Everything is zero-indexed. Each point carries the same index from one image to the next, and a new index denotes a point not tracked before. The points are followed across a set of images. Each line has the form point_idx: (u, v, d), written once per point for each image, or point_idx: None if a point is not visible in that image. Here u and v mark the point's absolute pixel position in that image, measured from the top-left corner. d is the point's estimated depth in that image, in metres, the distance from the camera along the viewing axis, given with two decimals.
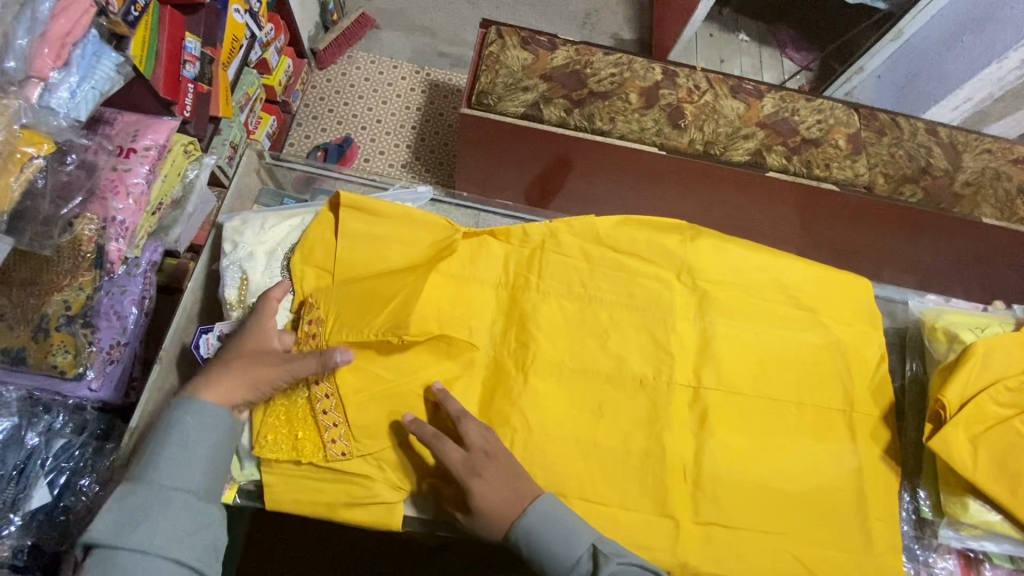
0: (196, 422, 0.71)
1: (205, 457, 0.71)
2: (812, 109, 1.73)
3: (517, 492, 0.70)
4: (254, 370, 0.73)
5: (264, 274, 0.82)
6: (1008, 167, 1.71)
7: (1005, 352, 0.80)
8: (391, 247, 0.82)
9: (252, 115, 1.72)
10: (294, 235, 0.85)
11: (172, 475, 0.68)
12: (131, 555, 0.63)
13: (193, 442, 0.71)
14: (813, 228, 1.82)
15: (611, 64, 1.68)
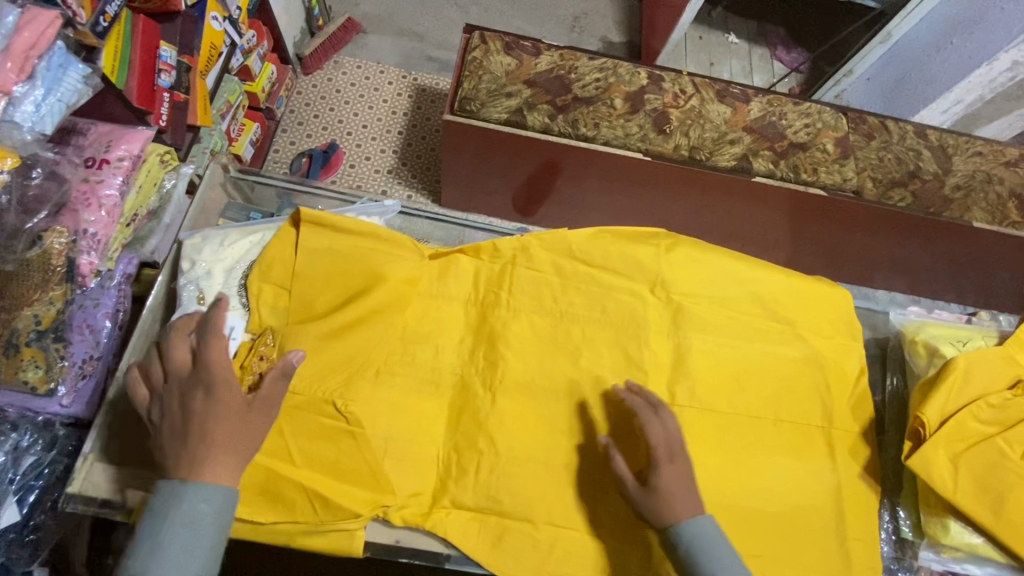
0: (194, 510, 0.62)
1: (189, 562, 0.61)
2: (799, 112, 1.70)
3: (683, 498, 0.67)
4: (239, 440, 0.66)
5: (220, 294, 0.78)
6: (999, 170, 1.68)
7: (988, 367, 0.77)
8: (347, 278, 0.79)
9: (234, 122, 1.71)
10: (254, 252, 0.81)
11: (168, 567, 0.60)
12: None
13: (177, 544, 0.61)
14: (802, 232, 1.80)
15: (596, 69, 1.66)
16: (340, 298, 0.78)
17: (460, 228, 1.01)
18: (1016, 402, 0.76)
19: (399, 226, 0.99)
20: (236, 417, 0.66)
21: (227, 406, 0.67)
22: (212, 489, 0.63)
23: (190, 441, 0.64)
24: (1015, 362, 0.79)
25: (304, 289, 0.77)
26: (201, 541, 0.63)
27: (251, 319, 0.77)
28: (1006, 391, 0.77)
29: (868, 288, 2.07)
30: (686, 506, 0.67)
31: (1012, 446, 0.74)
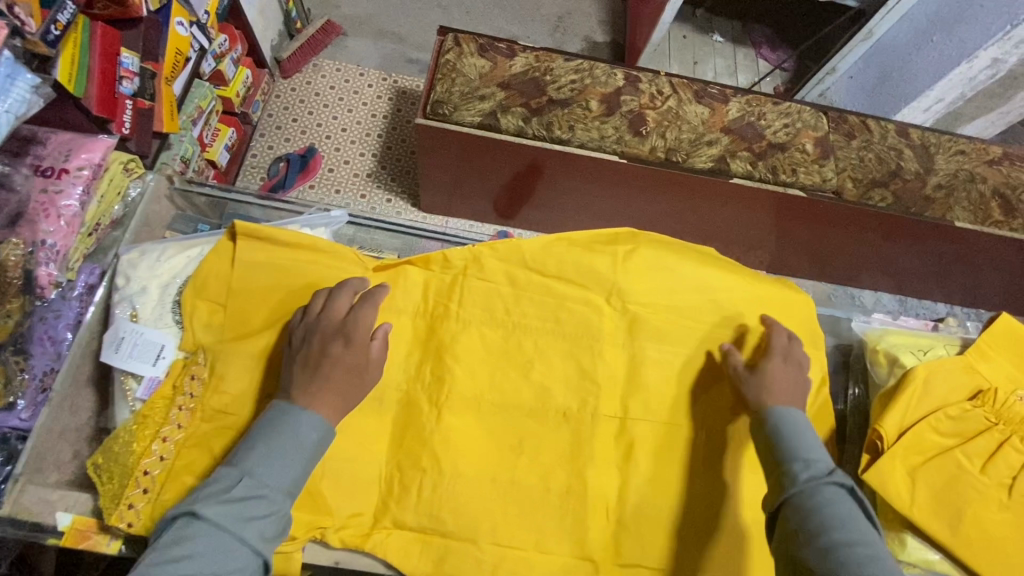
0: (295, 427, 0.65)
1: (284, 476, 0.63)
2: (779, 112, 1.67)
3: (778, 398, 0.73)
4: (352, 377, 0.70)
5: (154, 311, 0.76)
6: (981, 168, 1.64)
7: (948, 377, 0.76)
8: (285, 292, 0.77)
9: (208, 128, 1.68)
10: (191, 267, 0.79)
11: (262, 469, 0.62)
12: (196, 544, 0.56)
13: (278, 451, 0.63)
14: (786, 233, 1.77)
15: (571, 71, 1.64)
16: (276, 313, 0.76)
17: (414, 239, 1.00)
18: (975, 413, 0.75)
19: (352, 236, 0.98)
20: (363, 351, 0.72)
21: (356, 349, 0.72)
22: (318, 420, 0.66)
23: (317, 372, 0.69)
24: (975, 371, 0.78)
25: (241, 301, 0.76)
26: (297, 459, 0.64)
27: (185, 336, 0.74)
28: (966, 401, 0.76)
29: (854, 288, 2.03)
30: (785, 400, 0.73)
31: (971, 459, 0.73)
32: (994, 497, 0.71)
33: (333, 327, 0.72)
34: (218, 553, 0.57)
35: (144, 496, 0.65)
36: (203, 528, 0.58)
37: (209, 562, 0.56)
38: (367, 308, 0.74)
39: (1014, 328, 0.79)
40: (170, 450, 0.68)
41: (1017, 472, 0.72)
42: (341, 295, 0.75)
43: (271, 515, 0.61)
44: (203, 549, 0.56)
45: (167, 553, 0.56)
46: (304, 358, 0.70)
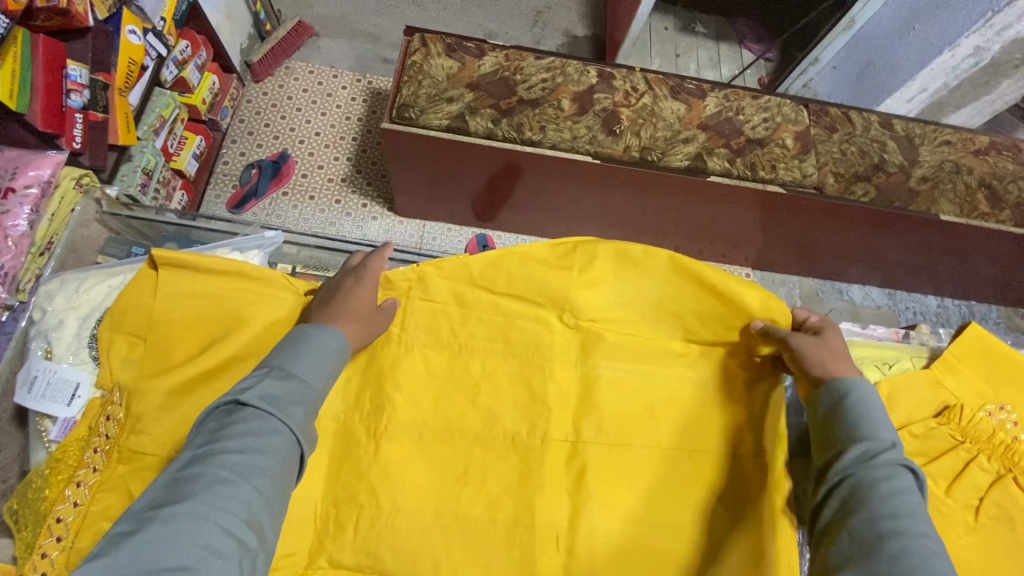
0: (313, 338, 0.67)
1: (311, 373, 0.64)
2: (757, 107, 1.51)
3: (836, 364, 0.73)
4: (358, 314, 0.74)
5: (69, 346, 0.72)
6: (969, 159, 1.50)
7: (911, 392, 0.74)
8: (207, 323, 0.72)
9: (173, 137, 1.59)
10: (114, 296, 0.75)
11: (290, 368, 0.63)
12: (231, 442, 0.55)
13: (304, 353, 0.65)
14: (772, 230, 1.63)
15: (543, 69, 1.49)
16: (200, 344, 0.71)
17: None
18: (940, 430, 0.73)
19: (304, 257, 0.96)
20: (368, 296, 0.76)
21: (366, 293, 0.76)
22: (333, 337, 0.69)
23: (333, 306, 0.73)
24: (941, 386, 0.76)
25: (163, 331, 0.71)
26: (320, 360, 0.66)
27: (100, 372, 0.69)
28: (931, 418, 0.74)
29: (842, 282, 1.88)
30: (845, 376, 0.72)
31: (936, 480, 0.71)
32: (960, 519, 0.69)
33: (349, 276, 0.77)
34: (258, 432, 0.56)
35: (59, 545, 0.61)
36: (241, 416, 0.58)
37: (251, 442, 0.56)
38: (377, 260, 0.80)
39: (983, 339, 0.77)
40: (85, 495, 0.64)
41: (982, 493, 0.71)
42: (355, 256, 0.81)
43: (303, 407, 0.61)
44: (242, 432, 0.56)
45: (208, 444, 0.56)
46: (325, 299, 0.74)
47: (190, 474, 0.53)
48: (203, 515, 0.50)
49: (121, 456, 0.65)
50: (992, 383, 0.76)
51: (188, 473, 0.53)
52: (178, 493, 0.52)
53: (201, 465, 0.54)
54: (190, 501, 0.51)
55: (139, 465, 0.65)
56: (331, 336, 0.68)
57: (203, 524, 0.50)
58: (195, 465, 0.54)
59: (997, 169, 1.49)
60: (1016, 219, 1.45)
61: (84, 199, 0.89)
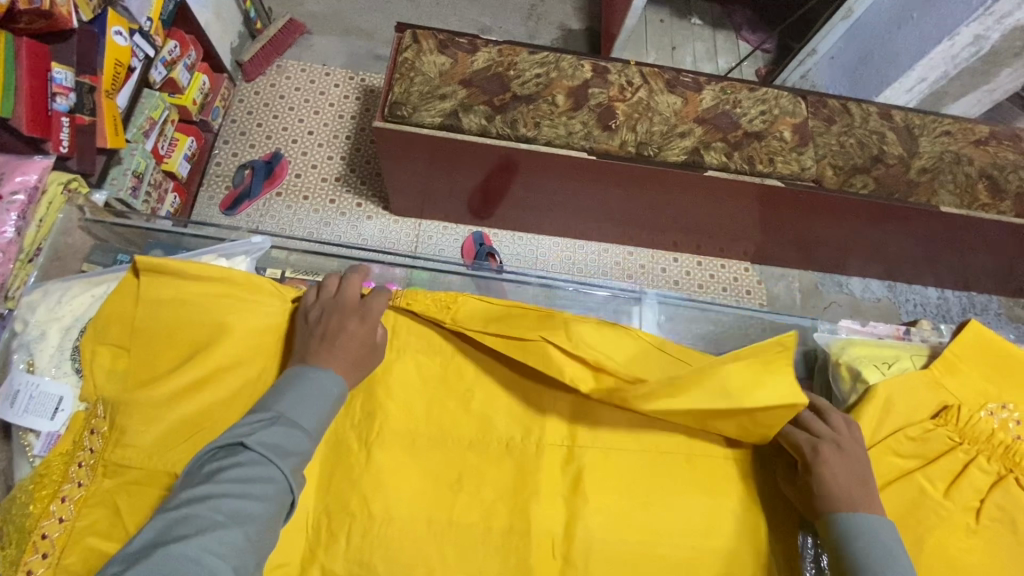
0: (318, 380, 0.66)
1: (312, 419, 0.63)
2: (755, 99, 1.48)
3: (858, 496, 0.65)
4: (356, 352, 0.71)
5: (51, 359, 0.71)
6: (969, 149, 1.48)
7: (909, 394, 0.73)
8: (191, 331, 0.70)
9: (163, 138, 1.56)
10: (96, 307, 0.74)
11: (292, 413, 0.62)
12: (230, 483, 0.54)
13: (304, 396, 0.64)
14: (772, 223, 1.60)
15: (537, 64, 1.46)
16: (183, 352, 0.69)
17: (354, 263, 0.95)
18: (938, 432, 0.71)
19: (295, 262, 0.95)
20: (366, 332, 0.72)
21: (363, 329, 0.73)
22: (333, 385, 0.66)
23: (331, 344, 0.69)
24: (941, 387, 0.74)
25: (147, 340, 0.69)
26: (322, 404, 0.65)
27: (84, 386, 0.68)
28: (929, 420, 0.73)
29: (842, 275, 1.87)
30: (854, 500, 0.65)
31: (934, 481, 0.69)
32: (961, 522, 0.67)
33: (343, 308, 0.73)
34: (255, 477, 0.55)
35: (45, 561, 0.60)
36: (240, 459, 0.56)
37: (248, 487, 0.55)
38: (376, 296, 0.76)
39: (984, 336, 0.75)
40: (71, 510, 0.63)
41: (983, 496, 0.69)
42: (352, 282, 0.76)
43: (299, 454, 0.60)
44: (239, 476, 0.55)
45: (205, 485, 0.55)
46: (315, 333, 0.71)
47: (184, 514, 0.52)
48: (194, 561, 0.49)
49: (105, 469, 0.64)
50: (993, 383, 0.74)
51: (180, 514, 0.52)
52: (170, 534, 0.51)
53: (196, 506, 0.53)
54: (182, 544, 0.50)
55: (124, 478, 0.63)
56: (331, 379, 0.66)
57: (191, 572, 0.48)
58: (188, 505, 0.53)
59: (998, 159, 1.47)
60: (1016, 210, 1.43)
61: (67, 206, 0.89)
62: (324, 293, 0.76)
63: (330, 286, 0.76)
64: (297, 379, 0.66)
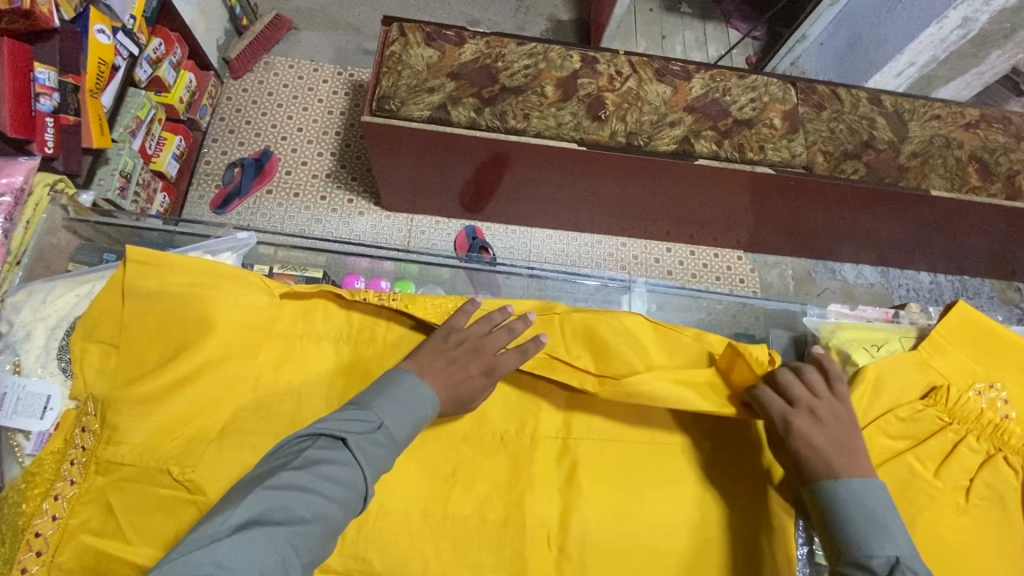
0: (409, 390, 0.65)
1: (403, 428, 0.62)
2: (745, 86, 1.48)
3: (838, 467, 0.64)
4: (455, 386, 0.70)
5: (38, 358, 0.70)
6: (958, 133, 1.48)
7: (898, 374, 0.72)
8: (178, 326, 0.68)
9: (150, 138, 1.55)
10: (82, 305, 0.74)
11: (386, 418, 0.61)
12: (308, 478, 0.54)
13: (403, 406, 0.63)
14: (765, 211, 1.60)
15: (525, 56, 1.45)
16: (170, 348, 0.67)
17: (340, 258, 0.95)
18: (927, 413, 0.71)
19: (283, 257, 0.94)
20: (476, 379, 0.71)
21: (480, 376, 0.71)
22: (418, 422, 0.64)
23: (445, 372, 0.70)
24: (928, 366, 0.73)
25: (130, 336, 0.67)
26: (411, 414, 0.64)
27: (74, 383, 0.67)
28: (918, 401, 0.72)
29: (834, 262, 1.87)
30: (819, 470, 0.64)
31: (924, 462, 0.70)
32: (950, 501, 0.68)
33: (480, 349, 0.73)
34: (342, 483, 0.55)
35: (39, 559, 0.60)
36: (336, 458, 0.56)
37: (335, 491, 0.55)
38: (513, 355, 0.72)
39: (971, 317, 0.75)
40: (63, 508, 0.62)
41: (972, 475, 0.69)
42: (503, 332, 0.74)
43: (386, 465, 0.60)
44: (331, 477, 0.55)
45: (299, 473, 0.55)
46: (445, 355, 0.71)
47: (275, 499, 0.52)
48: (274, 553, 0.50)
49: (97, 467, 0.63)
50: (981, 362, 0.74)
51: (271, 498, 0.52)
52: (259, 517, 0.51)
53: (288, 494, 0.53)
54: (267, 532, 0.50)
55: (116, 476, 0.63)
56: (427, 409, 0.65)
57: (268, 562, 0.49)
58: (279, 492, 0.53)
59: (987, 142, 1.47)
60: (1007, 192, 1.43)
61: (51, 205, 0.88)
62: (481, 327, 0.75)
63: (484, 323, 0.75)
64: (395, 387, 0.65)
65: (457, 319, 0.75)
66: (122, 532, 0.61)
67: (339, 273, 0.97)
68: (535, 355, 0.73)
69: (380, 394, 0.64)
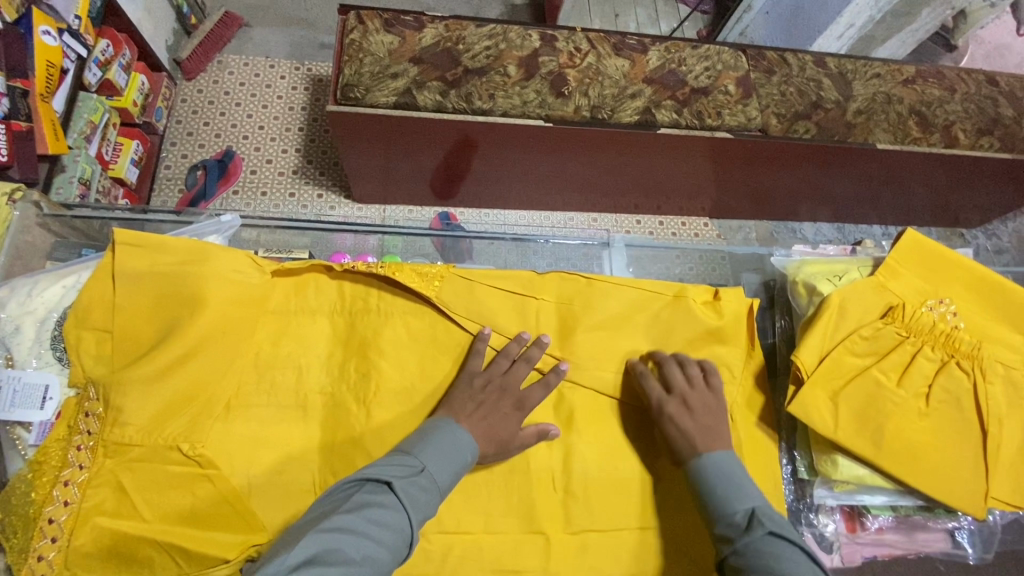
0: (447, 439, 0.65)
1: (446, 473, 0.63)
2: (698, 56, 1.53)
3: (705, 439, 0.72)
4: (492, 428, 0.71)
5: (31, 350, 0.69)
6: (898, 89, 1.57)
7: (859, 298, 0.78)
8: (169, 309, 0.68)
9: (106, 143, 1.50)
10: (70, 296, 0.73)
11: (429, 465, 0.62)
12: (357, 521, 0.53)
13: (445, 454, 0.64)
14: (727, 177, 1.66)
15: (485, 37, 1.46)
16: (164, 330, 0.67)
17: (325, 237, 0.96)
18: (887, 330, 0.78)
19: (265, 240, 0.94)
20: (511, 421, 0.73)
21: (512, 415, 0.73)
22: (457, 466, 0.64)
23: (480, 418, 0.71)
24: (886, 289, 0.80)
25: (124, 321, 0.67)
26: (454, 461, 0.64)
27: (72, 371, 0.66)
28: (878, 320, 0.79)
29: (795, 222, 1.97)
30: (693, 443, 0.72)
31: (887, 374, 0.76)
32: (913, 407, 0.75)
33: (506, 386, 0.74)
34: (391, 525, 0.54)
35: (54, 545, 0.60)
36: (384, 502, 0.56)
37: (383, 534, 0.53)
38: (540, 389, 0.75)
39: (920, 243, 0.82)
40: (75, 493, 0.62)
41: (930, 381, 0.76)
42: (521, 365, 0.76)
43: (429, 510, 0.59)
44: (380, 521, 0.54)
45: (350, 516, 0.54)
46: (475, 400, 0.72)
47: (328, 539, 0.51)
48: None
49: (107, 453, 0.63)
50: (931, 283, 0.81)
51: (326, 538, 0.51)
52: (315, 556, 0.49)
53: (342, 534, 0.52)
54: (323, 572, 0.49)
55: (125, 457, 0.63)
56: (467, 455, 0.66)
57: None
58: (331, 535, 0.51)
59: (924, 96, 1.57)
60: (945, 141, 1.53)
61: (24, 203, 0.85)
62: (495, 363, 0.76)
63: (502, 359, 0.76)
64: (430, 432, 0.66)
65: (474, 360, 0.76)
66: (137, 513, 0.62)
67: (325, 250, 0.99)
68: (558, 383, 0.76)
69: (422, 441, 0.65)
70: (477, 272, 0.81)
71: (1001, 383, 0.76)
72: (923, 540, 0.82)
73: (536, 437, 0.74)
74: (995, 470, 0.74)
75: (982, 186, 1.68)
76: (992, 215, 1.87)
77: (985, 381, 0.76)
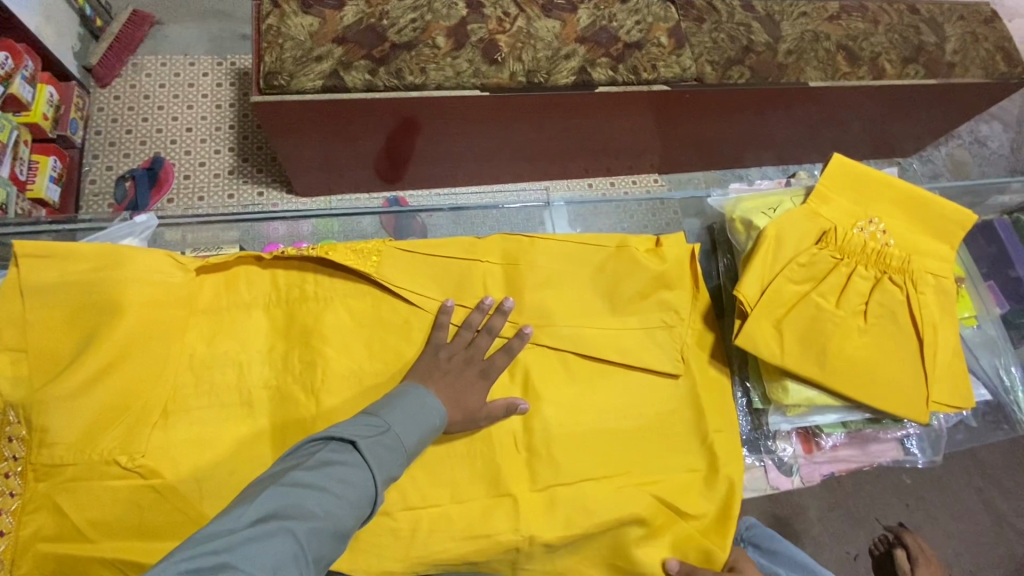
0: (415, 401, 0.64)
1: (413, 434, 0.62)
2: (629, 10, 1.50)
3: None
4: (456, 399, 0.70)
5: None
6: (824, 26, 1.59)
7: (794, 228, 0.80)
8: (84, 317, 0.66)
9: (19, 163, 1.40)
10: None
11: (398, 426, 0.61)
12: (320, 476, 0.51)
13: (412, 415, 0.63)
14: (671, 130, 1.66)
15: (410, 9, 1.39)
16: (81, 341, 0.65)
17: (254, 228, 0.94)
18: (822, 254, 0.80)
19: (191, 238, 0.92)
20: (479, 391, 0.72)
21: (478, 384, 0.72)
22: (424, 430, 0.63)
23: (444, 388, 0.70)
24: (818, 215, 0.82)
25: (39, 340, 0.64)
26: (421, 423, 0.63)
27: None
28: (813, 246, 0.81)
29: (741, 169, 1.99)
30: None
31: (826, 297, 0.78)
32: (853, 325, 0.78)
33: (471, 356, 0.73)
34: (354, 482, 0.52)
35: None
36: (348, 459, 0.54)
37: (347, 491, 0.52)
38: (503, 355, 0.74)
39: (847, 166, 0.84)
40: (10, 521, 0.60)
41: (867, 298, 0.79)
42: (484, 335, 0.75)
43: (395, 471, 0.58)
44: (344, 477, 0.52)
45: (312, 473, 0.51)
46: (440, 372, 0.71)
47: (289, 495, 0.49)
48: (289, 551, 0.46)
49: (39, 475, 0.62)
50: (861, 205, 0.84)
51: (286, 494, 0.49)
52: (274, 512, 0.48)
53: (304, 491, 0.50)
54: (279, 529, 0.47)
55: (59, 478, 0.62)
56: (436, 415, 0.65)
57: (283, 558, 0.46)
58: (292, 490, 0.49)
59: (849, 31, 1.60)
60: (873, 73, 1.56)
61: None
62: (460, 335, 0.75)
63: (465, 331, 0.75)
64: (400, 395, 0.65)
65: (438, 333, 0.75)
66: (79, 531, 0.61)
67: (258, 242, 0.96)
68: (521, 348, 0.75)
69: (389, 403, 0.63)
70: (416, 244, 0.79)
71: (932, 291, 0.80)
72: (877, 451, 0.86)
73: (505, 410, 0.74)
74: (933, 375, 0.77)
75: (911, 114, 1.74)
76: (925, 141, 1.93)
77: (917, 292, 0.79)
